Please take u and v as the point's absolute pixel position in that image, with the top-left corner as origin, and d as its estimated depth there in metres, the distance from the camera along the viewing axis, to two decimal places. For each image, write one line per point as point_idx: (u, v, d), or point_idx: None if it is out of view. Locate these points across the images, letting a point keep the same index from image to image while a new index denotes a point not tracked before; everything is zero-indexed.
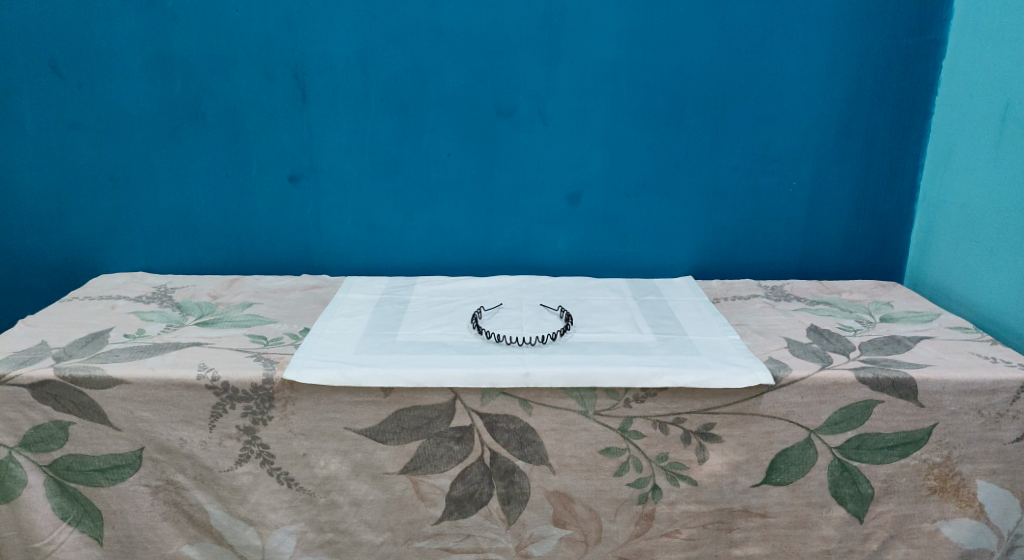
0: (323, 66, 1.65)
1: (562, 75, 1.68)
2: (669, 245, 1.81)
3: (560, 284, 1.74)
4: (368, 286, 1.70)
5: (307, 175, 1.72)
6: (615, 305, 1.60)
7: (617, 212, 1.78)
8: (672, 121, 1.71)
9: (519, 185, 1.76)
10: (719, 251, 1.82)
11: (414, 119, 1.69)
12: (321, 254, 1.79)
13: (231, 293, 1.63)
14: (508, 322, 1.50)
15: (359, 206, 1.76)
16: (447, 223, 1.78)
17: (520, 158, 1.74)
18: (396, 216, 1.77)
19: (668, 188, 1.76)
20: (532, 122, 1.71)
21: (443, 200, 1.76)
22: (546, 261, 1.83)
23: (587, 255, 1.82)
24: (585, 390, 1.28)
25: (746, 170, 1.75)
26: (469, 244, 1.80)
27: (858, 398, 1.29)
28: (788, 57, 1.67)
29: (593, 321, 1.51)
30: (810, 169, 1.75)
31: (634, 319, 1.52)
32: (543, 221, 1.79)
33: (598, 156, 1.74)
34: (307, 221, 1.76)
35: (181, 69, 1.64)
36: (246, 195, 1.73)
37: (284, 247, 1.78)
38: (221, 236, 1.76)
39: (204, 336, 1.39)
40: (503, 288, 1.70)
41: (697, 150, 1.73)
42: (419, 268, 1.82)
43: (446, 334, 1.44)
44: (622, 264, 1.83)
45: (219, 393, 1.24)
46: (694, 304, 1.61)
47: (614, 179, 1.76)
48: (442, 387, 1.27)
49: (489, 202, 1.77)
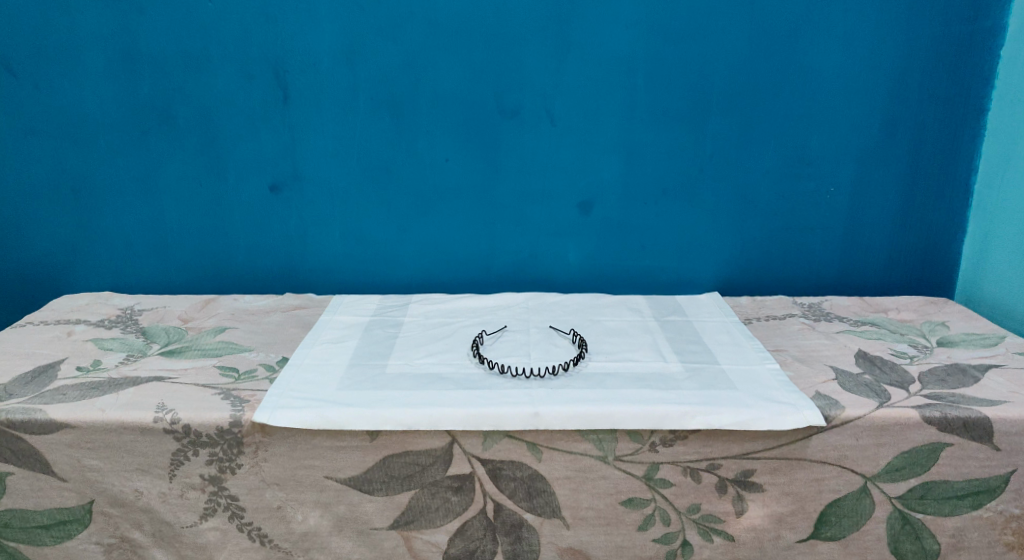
0: (306, 63, 1.48)
1: (573, 69, 1.50)
2: (691, 260, 1.63)
3: (571, 302, 1.56)
4: (358, 306, 1.53)
5: (290, 184, 1.56)
6: (635, 327, 1.42)
7: (633, 223, 1.61)
8: (695, 121, 1.53)
9: (524, 193, 1.58)
10: (748, 265, 1.64)
11: (408, 121, 1.52)
12: (307, 270, 1.62)
13: (204, 316, 1.46)
14: (513, 349, 1.32)
15: (347, 218, 1.59)
16: (445, 237, 1.61)
17: (527, 164, 1.56)
18: (389, 229, 1.60)
19: (690, 196, 1.59)
20: (539, 123, 1.53)
21: (441, 210, 1.59)
22: (555, 276, 1.65)
23: (600, 270, 1.64)
24: (604, 432, 1.11)
25: (779, 175, 1.57)
26: (470, 259, 1.63)
27: (923, 440, 1.12)
28: (828, 48, 1.49)
29: (610, 347, 1.33)
30: (850, 173, 1.57)
31: (657, 345, 1.34)
32: (552, 232, 1.61)
33: (612, 160, 1.56)
34: (291, 234, 1.59)
35: (148, 68, 1.47)
36: (223, 207, 1.57)
37: (266, 263, 1.61)
38: (196, 252, 1.59)
39: (167, 368, 1.22)
40: (509, 307, 1.53)
41: (724, 153, 1.56)
42: (415, 285, 1.65)
43: (444, 364, 1.26)
44: (639, 280, 1.65)
45: (179, 438, 1.07)
46: (723, 326, 1.43)
47: (631, 187, 1.58)
48: (438, 430, 1.09)
49: (491, 213, 1.59)
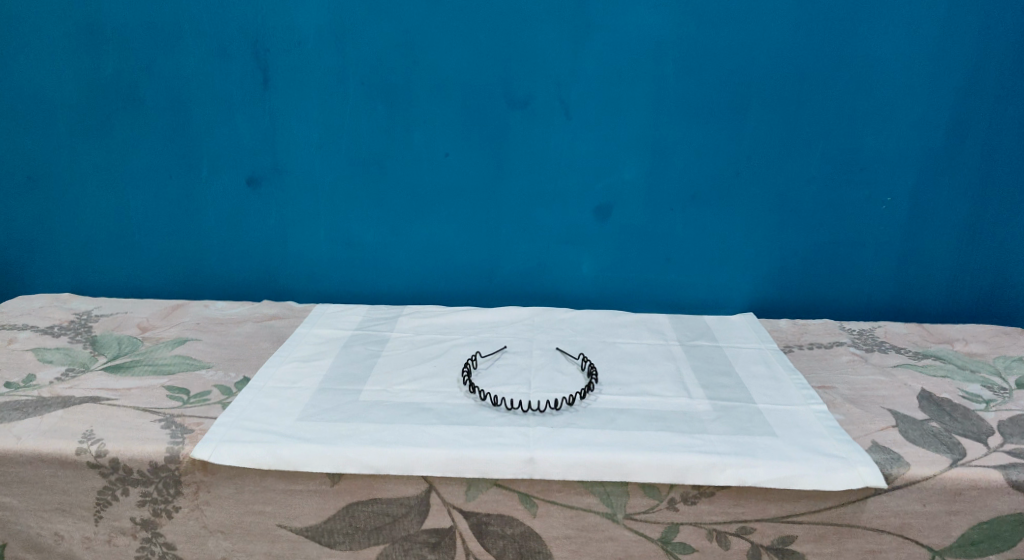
0: (290, 42, 1.31)
1: (591, 55, 1.31)
2: (721, 276, 1.43)
3: (583, 319, 1.37)
4: (340, 317, 1.35)
5: (271, 179, 1.39)
6: (655, 353, 1.22)
7: (657, 232, 1.41)
8: (731, 116, 1.34)
9: (533, 195, 1.39)
10: (788, 284, 1.43)
11: (403, 110, 1.35)
12: (289, 275, 1.45)
13: (166, 325, 1.30)
14: (511, 375, 1.13)
15: (334, 219, 1.41)
16: (442, 243, 1.43)
17: (537, 162, 1.37)
18: (380, 232, 1.42)
19: (723, 203, 1.39)
20: (551, 116, 1.35)
21: (438, 212, 1.41)
22: (566, 290, 1.46)
23: (618, 284, 1.45)
24: (613, 485, 0.92)
25: (826, 181, 1.36)
26: (470, 268, 1.45)
27: (1006, 509, 0.91)
28: (890, 34, 1.28)
29: (624, 376, 1.14)
30: (910, 181, 1.36)
31: (680, 376, 1.14)
32: (564, 240, 1.42)
33: (634, 160, 1.37)
34: (272, 236, 1.43)
35: (114, 45, 1.32)
36: (196, 203, 1.41)
37: (244, 267, 1.45)
38: (167, 252, 1.44)
39: (109, 386, 1.05)
40: (510, 323, 1.34)
41: (763, 154, 1.35)
42: (409, 295, 1.47)
43: (427, 392, 1.08)
44: (662, 297, 1.45)
45: (106, 475, 0.91)
46: (758, 355, 1.22)
47: (655, 191, 1.38)
48: (413, 476, 0.91)
49: (495, 217, 1.41)
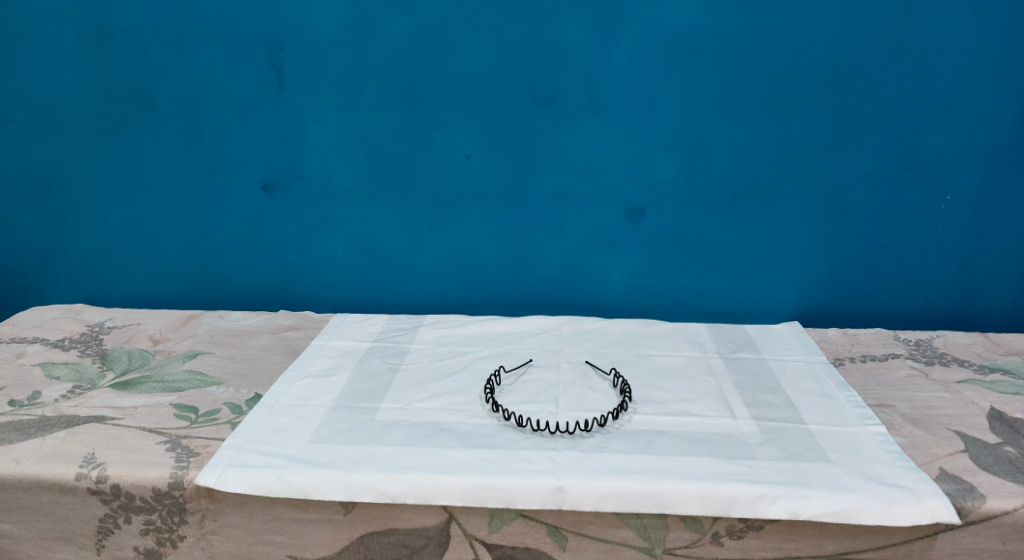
0: (305, 40, 1.25)
1: (622, 47, 1.23)
2: (763, 282, 1.34)
3: (614, 329, 1.28)
4: (359, 328, 1.29)
5: (287, 184, 1.33)
6: (694, 368, 1.14)
7: (694, 235, 1.32)
8: (774, 111, 1.24)
9: (561, 198, 1.32)
10: (835, 290, 1.33)
11: (423, 109, 1.28)
12: (307, 284, 1.40)
13: (179, 337, 1.26)
14: (537, 392, 1.05)
15: (353, 225, 1.35)
16: (466, 249, 1.36)
17: (565, 163, 1.30)
18: (401, 239, 1.36)
19: (765, 204, 1.29)
20: (580, 114, 1.27)
21: (461, 216, 1.34)
22: (597, 297, 1.38)
23: (652, 292, 1.36)
24: (652, 518, 0.84)
25: (877, 179, 1.27)
26: (495, 275, 1.37)
27: None
28: (950, 18, 1.17)
29: (661, 393, 1.05)
30: (970, 178, 1.25)
31: (721, 394, 1.05)
32: (594, 246, 1.34)
33: (668, 159, 1.28)
34: (289, 243, 1.37)
35: (124, 46, 1.27)
36: (211, 210, 1.36)
37: (260, 276, 1.40)
38: (183, 261, 1.40)
39: (115, 405, 1.01)
40: (537, 334, 1.26)
41: (809, 151, 1.26)
42: (432, 304, 1.40)
43: (448, 411, 1.01)
44: (700, 305, 1.36)
45: (107, 501, 0.85)
46: (806, 369, 1.13)
47: (692, 192, 1.30)
48: (432, 506, 0.85)
49: (521, 222, 1.34)
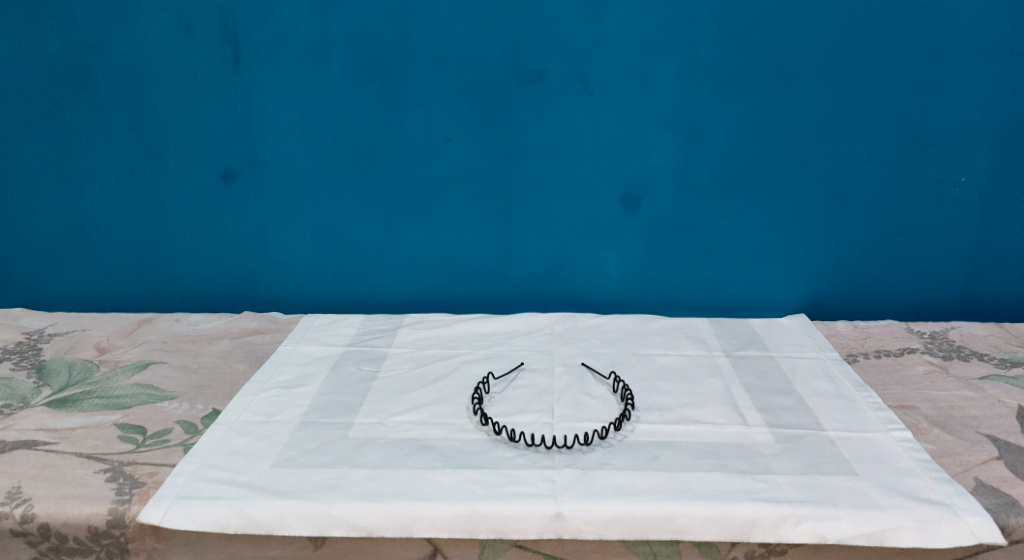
0: (262, 11, 1.12)
1: (614, 17, 1.12)
2: (767, 272, 1.25)
3: (610, 327, 1.18)
4: (331, 331, 1.17)
5: (247, 173, 1.21)
6: (698, 368, 1.05)
7: (693, 223, 1.23)
8: (777, 87, 1.15)
9: (549, 185, 1.21)
10: (844, 279, 1.25)
11: (396, 88, 1.16)
12: (272, 282, 1.28)
13: (128, 344, 1.13)
14: (530, 401, 0.95)
15: (322, 217, 1.23)
16: (447, 241, 1.25)
17: (553, 146, 1.19)
18: (375, 231, 1.24)
19: (769, 188, 1.20)
20: (568, 91, 1.16)
21: (440, 206, 1.23)
22: (589, 292, 1.28)
23: (649, 284, 1.27)
24: (661, 544, 0.74)
25: (887, 160, 1.18)
26: (479, 270, 1.27)
27: None
28: None
29: (664, 398, 0.96)
30: (985, 157, 1.18)
31: (730, 398, 0.96)
32: (586, 236, 1.24)
33: (665, 140, 1.18)
34: (251, 238, 1.25)
35: (59, 20, 1.14)
36: (163, 202, 1.23)
37: (222, 275, 1.27)
38: (134, 259, 1.27)
39: (50, 426, 0.89)
40: (526, 334, 1.16)
41: (815, 130, 1.17)
42: (411, 301, 1.29)
43: (430, 425, 0.90)
44: (700, 298, 1.27)
45: (35, 543, 0.76)
46: (818, 368, 1.04)
47: (690, 176, 1.20)
48: (413, 538, 0.75)
49: (507, 211, 1.23)
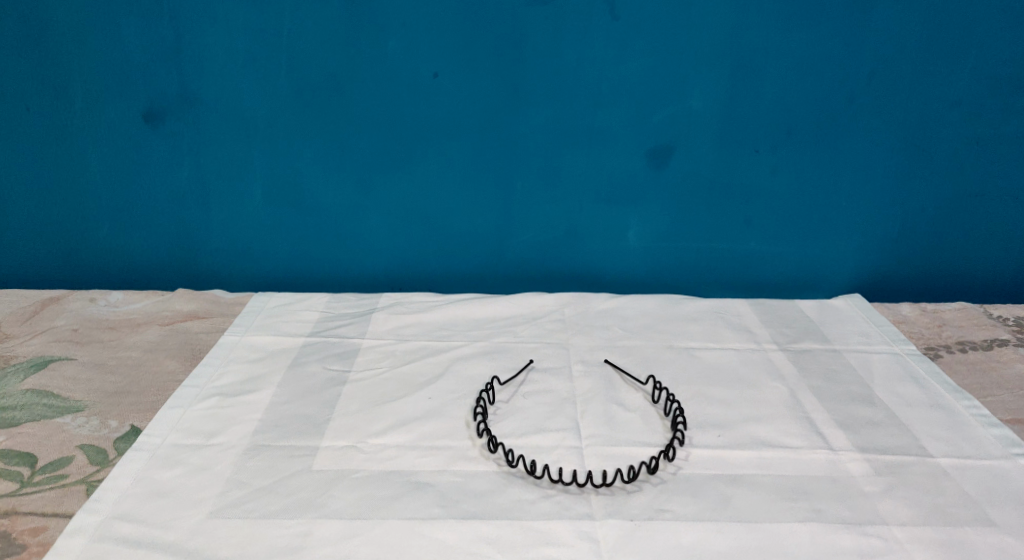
0: None
1: None
2: (816, 244, 1.05)
3: (633, 311, 0.97)
4: (290, 316, 0.94)
5: (178, 113, 0.94)
6: (752, 367, 0.84)
7: (735, 184, 1.00)
8: (853, 13, 0.91)
9: (561, 135, 0.97)
10: (904, 253, 1.05)
11: (368, 5, 0.89)
12: (215, 252, 1.03)
13: (26, 334, 0.88)
14: (549, 415, 0.74)
15: (275, 170, 0.98)
16: (432, 205, 1.01)
17: (569, 84, 0.94)
18: (342, 191, 1.00)
19: (828, 143, 0.98)
20: (592, 14, 0.90)
21: (424, 159, 0.98)
22: (605, 266, 1.06)
23: (675, 258, 1.05)
24: None
25: (972, 111, 0.97)
26: (472, 239, 1.03)
27: None
28: None
29: (720, 410, 0.76)
30: None
31: (802, 409, 0.76)
32: (603, 199, 1.00)
33: (709, 80, 0.94)
34: (186, 197, 0.99)
35: None
36: (69, 149, 0.96)
37: (149, 242, 1.02)
38: (35, 221, 1.00)
39: None
40: (532, 320, 0.94)
41: (892, 71, 0.95)
42: (387, 276, 1.06)
43: (423, 451, 0.69)
44: (735, 274, 1.06)
45: None
46: (897, 366, 0.85)
47: (736, 126, 0.97)
48: None
49: (507, 167, 0.99)
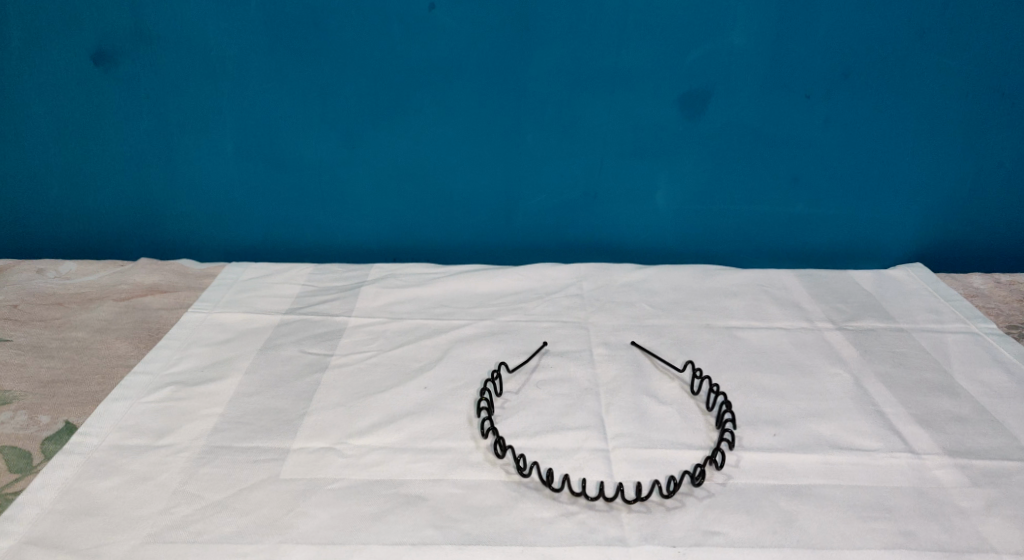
0: None
1: None
2: (872, 207, 0.91)
3: (662, 284, 0.83)
4: (266, 291, 0.81)
5: (128, 54, 0.80)
6: (806, 350, 0.71)
7: (781, 136, 0.86)
8: None
9: (578, 78, 0.82)
10: (972, 217, 0.92)
11: None
12: (183, 216, 0.90)
13: None
14: (567, 410, 0.62)
15: (245, 121, 0.84)
16: (429, 162, 0.87)
17: (589, 17, 0.79)
18: (325, 146, 0.86)
19: (892, 85, 0.84)
20: None
21: (419, 108, 0.84)
22: (628, 232, 0.92)
23: (709, 223, 0.91)
24: None
25: None
26: (475, 202, 0.90)
27: None
28: None
29: (772, 404, 0.63)
30: None
31: (873, 402, 0.63)
32: (627, 155, 0.87)
33: (756, 12, 0.79)
34: (145, 153, 0.86)
35: None
36: (7, 97, 0.83)
37: (107, 205, 0.89)
38: None
39: None
40: (545, 295, 0.81)
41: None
42: (378, 244, 0.93)
43: (416, 455, 0.56)
44: (777, 241, 0.93)
45: None
46: (978, 349, 0.72)
47: (785, 66, 0.82)
48: None
49: (516, 117, 0.84)
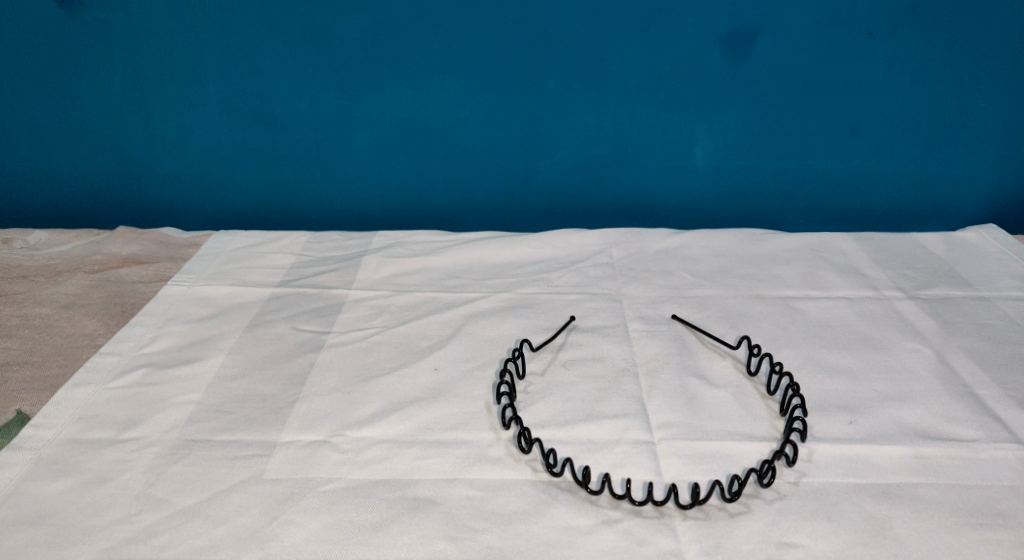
0: None
1: None
2: (939, 159, 0.80)
3: (703, 251, 0.74)
4: (257, 261, 0.72)
5: None
6: (876, 323, 0.61)
7: (838, 80, 0.75)
8: None
9: (607, 14, 0.71)
10: None
11: None
12: (166, 179, 0.81)
13: None
14: (602, 395, 0.52)
15: (229, 71, 0.75)
16: (437, 114, 0.77)
17: None
18: (320, 98, 0.76)
19: (971, 18, 0.72)
20: None
21: (424, 51, 0.73)
22: (661, 192, 0.82)
23: (753, 181, 0.81)
24: None
25: None
26: (489, 160, 0.80)
27: None
28: None
29: (844, 386, 0.53)
30: None
31: (964, 384, 0.54)
32: (661, 103, 0.76)
33: None
34: (120, 108, 0.77)
35: None
36: None
37: (82, 168, 0.80)
38: None
39: None
40: (571, 264, 0.71)
41: None
42: (383, 209, 0.84)
43: (425, 450, 0.47)
44: (828, 201, 0.83)
45: None
46: None
47: None
48: None
49: (535, 62, 0.74)
